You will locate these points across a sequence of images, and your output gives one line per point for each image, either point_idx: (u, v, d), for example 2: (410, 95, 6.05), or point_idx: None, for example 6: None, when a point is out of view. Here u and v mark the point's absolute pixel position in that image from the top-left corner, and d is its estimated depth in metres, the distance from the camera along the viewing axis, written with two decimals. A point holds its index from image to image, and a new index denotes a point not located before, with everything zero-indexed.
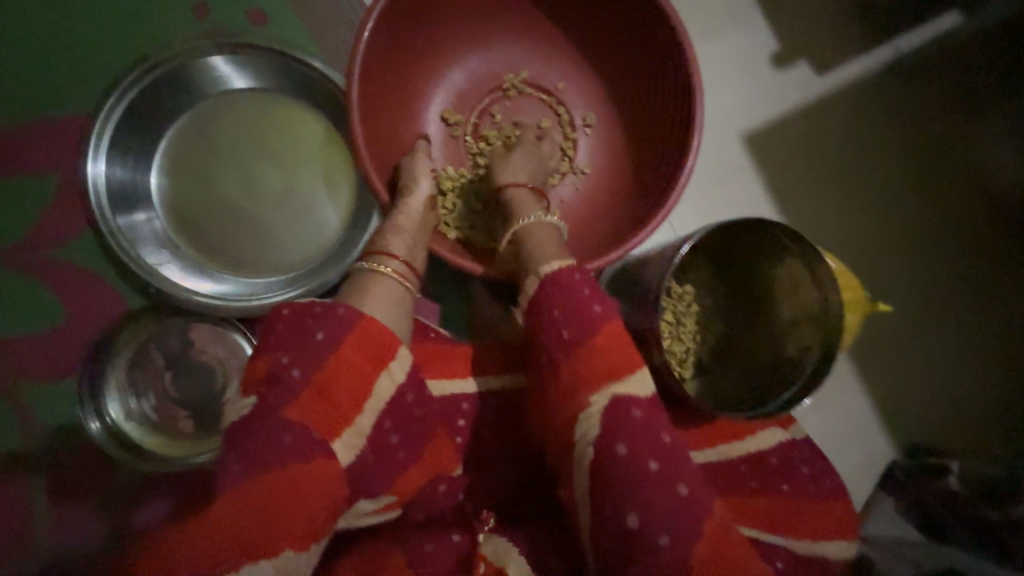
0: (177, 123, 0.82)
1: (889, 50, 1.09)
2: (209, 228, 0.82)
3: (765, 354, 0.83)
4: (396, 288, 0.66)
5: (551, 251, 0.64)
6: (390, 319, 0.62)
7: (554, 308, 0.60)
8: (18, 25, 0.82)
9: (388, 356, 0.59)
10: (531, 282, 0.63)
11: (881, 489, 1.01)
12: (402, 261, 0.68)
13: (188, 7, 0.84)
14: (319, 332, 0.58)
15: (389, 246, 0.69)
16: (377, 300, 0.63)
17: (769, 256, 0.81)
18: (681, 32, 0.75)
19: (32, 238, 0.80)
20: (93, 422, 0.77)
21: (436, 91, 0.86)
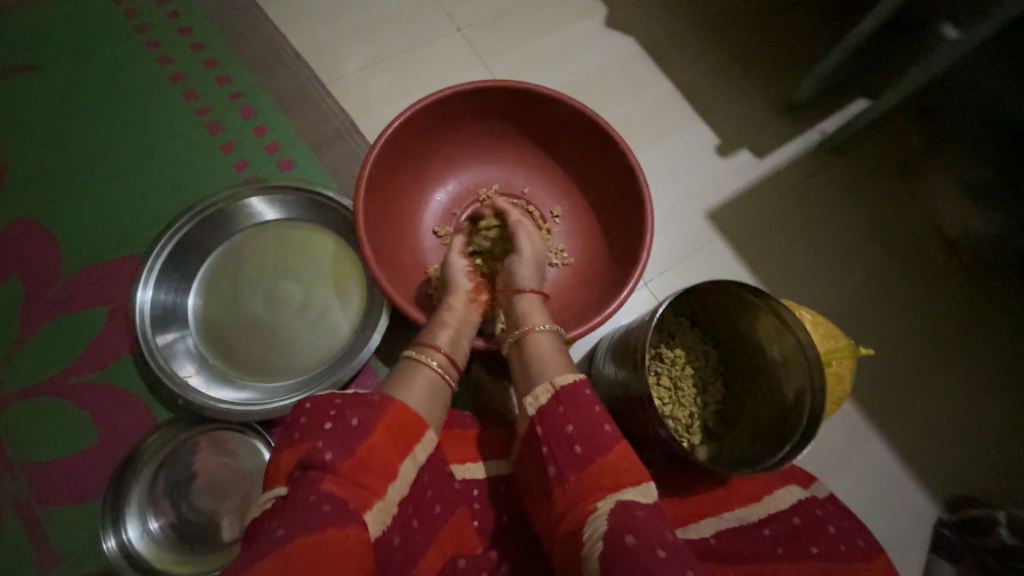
0: (213, 256, 0.95)
1: (815, 134, 1.26)
2: (235, 342, 0.91)
3: (769, 404, 0.84)
4: (429, 379, 0.72)
5: (558, 368, 0.71)
6: (423, 410, 0.68)
7: (575, 442, 0.62)
8: (87, 193, 1.00)
9: (417, 439, 0.65)
10: (544, 392, 0.67)
11: (935, 555, 0.94)
12: (446, 355, 0.76)
13: (228, 164, 1.04)
14: (353, 418, 0.62)
15: (434, 340, 0.78)
16: (413, 391, 0.69)
17: (741, 309, 0.85)
18: (626, 150, 0.95)
19: (78, 364, 0.89)
20: (110, 540, 0.78)
21: (426, 213, 1.02)
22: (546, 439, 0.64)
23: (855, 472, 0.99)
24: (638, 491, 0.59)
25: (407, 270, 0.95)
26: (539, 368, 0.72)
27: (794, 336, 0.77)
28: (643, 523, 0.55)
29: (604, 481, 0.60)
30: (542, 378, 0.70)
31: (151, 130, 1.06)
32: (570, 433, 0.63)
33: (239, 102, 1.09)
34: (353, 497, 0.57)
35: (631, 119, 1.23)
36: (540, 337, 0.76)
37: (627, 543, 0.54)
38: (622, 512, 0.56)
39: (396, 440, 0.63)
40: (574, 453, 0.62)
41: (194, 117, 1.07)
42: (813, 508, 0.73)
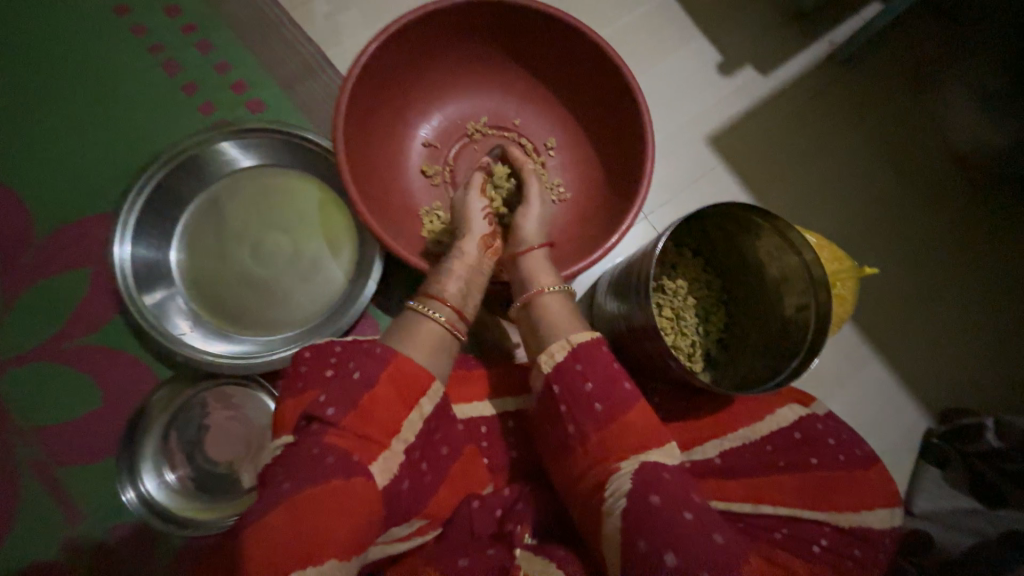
0: (192, 207, 0.90)
1: (823, 45, 1.17)
2: (227, 297, 0.89)
3: (774, 325, 0.83)
4: (433, 332, 0.69)
5: (574, 326, 0.69)
6: (432, 364, 0.66)
7: (595, 401, 0.62)
8: (45, 147, 0.93)
9: (422, 391, 0.63)
10: (559, 348, 0.66)
11: (925, 461, 0.98)
12: (451, 308, 0.72)
13: (194, 108, 0.96)
14: (356, 370, 0.61)
15: (441, 292, 0.74)
16: (419, 346, 0.67)
17: (744, 232, 0.82)
18: (624, 69, 0.88)
19: (67, 330, 0.86)
20: (127, 491, 0.80)
21: (411, 150, 0.96)
22: (563, 392, 0.64)
23: (852, 390, 1.02)
24: (665, 452, 0.60)
25: (398, 212, 0.91)
26: (550, 328, 0.70)
27: (798, 254, 0.75)
28: (669, 485, 0.56)
29: (630, 440, 0.60)
30: (557, 336, 0.68)
31: (102, 73, 0.96)
32: (589, 388, 0.63)
33: (195, 37, 0.98)
34: (359, 449, 0.57)
35: (627, 38, 1.13)
36: (551, 297, 0.74)
37: (653, 502, 0.55)
38: (647, 471, 0.57)
39: (399, 390, 0.61)
40: (594, 411, 0.62)
41: (147, 57, 0.97)
42: (814, 422, 0.74)
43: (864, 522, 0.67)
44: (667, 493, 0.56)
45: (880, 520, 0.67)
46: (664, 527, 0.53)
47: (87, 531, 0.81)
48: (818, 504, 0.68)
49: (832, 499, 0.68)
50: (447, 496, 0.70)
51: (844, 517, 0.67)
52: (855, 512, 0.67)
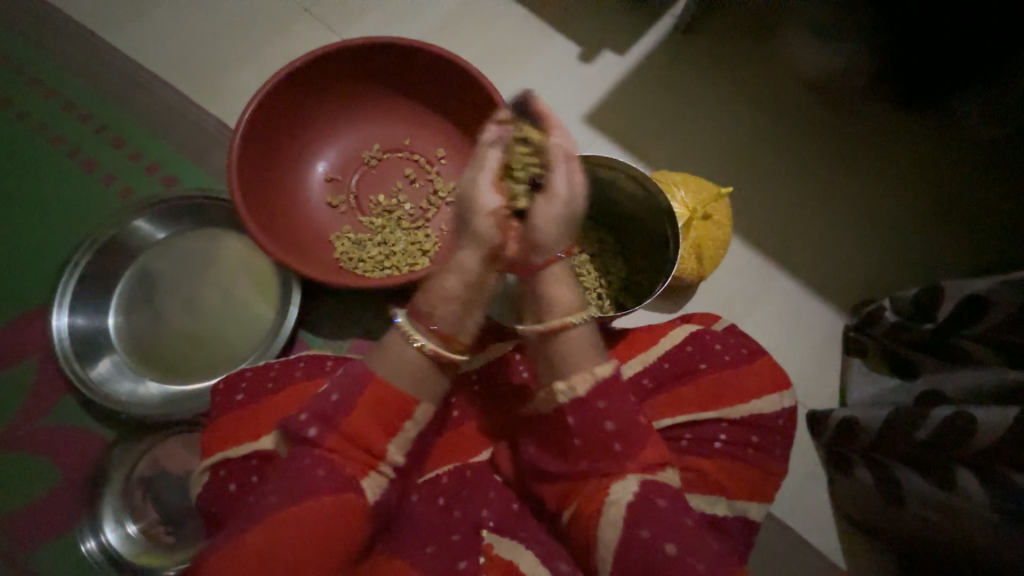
0: (126, 276, 0.99)
1: (669, 19, 1.32)
2: (166, 350, 0.96)
3: (652, 248, 0.94)
4: (421, 358, 0.60)
5: (593, 359, 0.64)
6: (415, 390, 0.61)
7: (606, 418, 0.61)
8: None
9: (408, 414, 0.60)
10: (581, 382, 0.63)
11: (848, 356, 1.04)
12: (440, 338, 0.60)
13: (113, 194, 1.06)
14: (335, 393, 0.60)
15: (431, 314, 0.61)
16: (399, 372, 0.60)
17: (600, 184, 0.94)
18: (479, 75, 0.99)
19: (23, 419, 0.92)
20: (89, 541, 0.85)
21: (313, 187, 1.06)
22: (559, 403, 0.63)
23: (766, 309, 1.08)
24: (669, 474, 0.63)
25: (308, 242, 1.01)
26: (563, 356, 0.64)
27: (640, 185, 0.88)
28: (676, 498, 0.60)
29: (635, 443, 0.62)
30: (573, 367, 0.64)
31: (24, 181, 1.06)
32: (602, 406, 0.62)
33: (106, 134, 1.09)
34: (347, 464, 0.58)
35: (494, 51, 1.26)
36: (574, 332, 0.64)
37: (660, 505, 0.58)
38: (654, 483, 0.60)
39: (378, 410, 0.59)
40: (609, 445, 0.61)
41: (65, 160, 1.07)
42: (703, 335, 0.81)
43: (756, 410, 0.73)
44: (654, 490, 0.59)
45: (770, 405, 0.74)
46: (669, 525, 0.57)
47: None
48: (711, 403, 0.74)
49: (723, 395, 0.74)
50: None
51: (735, 410, 0.73)
52: (746, 402, 0.73)
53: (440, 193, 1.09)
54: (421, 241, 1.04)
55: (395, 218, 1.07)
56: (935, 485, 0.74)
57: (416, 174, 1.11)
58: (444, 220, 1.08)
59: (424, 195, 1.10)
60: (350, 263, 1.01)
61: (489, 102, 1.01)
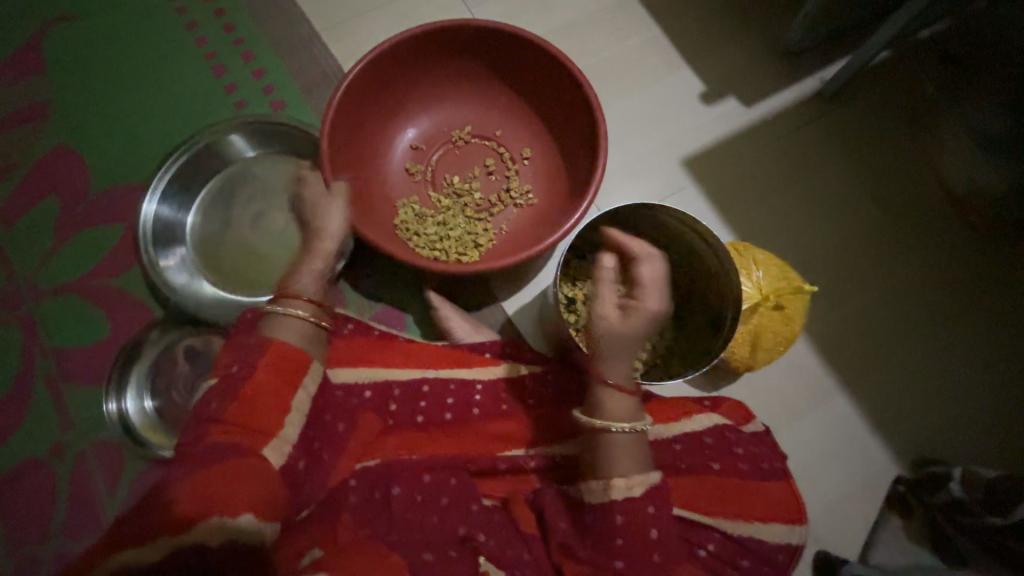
0: (213, 180, 1.07)
1: (813, 82, 1.19)
2: (223, 257, 1.04)
3: (708, 323, 0.85)
4: (304, 326, 0.71)
5: (636, 465, 0.63)
6: (304, 341, 0.70)
7: (651, 526, 0.61)
8: (106, 123, 1.13)
9: (304, 368, 0.69)
10: (639, 483, 0.62)
11: (888, 510, 0.90)
12: (309, 301, 0.74)
13: (229, 103, 1.14)
14: (234, 364, 0.65)
15: (296, 290, 0.75)
16: (287, 333, 0.69)
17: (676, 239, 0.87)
18: (587, 89, 0.96)
19: (96, 273, 1.03)
20: (111, 403, 0.93)
21: (398, 151, 1.09)
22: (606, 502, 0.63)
23: (810, 423, 0.96)
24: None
25: (374, 200, 1.03)
26: (609, 459, 0.64)
27: (719, 257, 0.80)
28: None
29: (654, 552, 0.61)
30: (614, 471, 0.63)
31: (160, 68, 1.16)
32: (661, 519, 0.62)
33: (240, 48, 1.17)
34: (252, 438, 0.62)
35: (614, 66, 1.21)
36: (619, 439, 0.64)
37: None
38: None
39: (279, 374, 0.66)
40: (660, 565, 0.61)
41: (202, 61, 1.16)
42: (727, 432, 0.74)
43: (758, 533, 0.66)
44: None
45: (774, 534, 0.66)
46: None
47: (77, 441, 0.95)
48: (711, 509, 0.66)
49: (732, 507, 0.67)
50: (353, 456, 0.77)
51: (735, 525, 0.66)
52: (750, 522, 0.66)
53: (512, 192, 1.07)
54: (478, 234, 1.04)
55: (461, 203, 1.07)
56: None
57: (496, 166, 1.10)
58: (506, 219, 1.07)
59: (496, 189, 1.09)
60: (407, 233, 1.03)
61: (591, 121, 0.97)
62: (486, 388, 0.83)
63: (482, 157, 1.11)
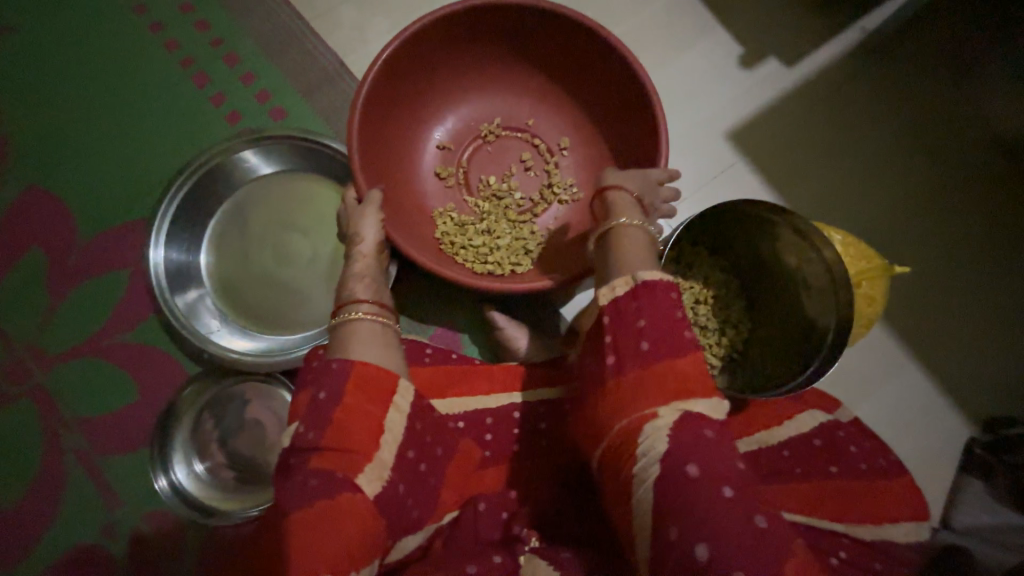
0: (220, 212, 0.95)
1: (856, 32, 1.11)
2: (249, 297, 0.93)
3: (793, 315, 0.82)
4: (374, 327, 0.66)
5: (643, 262, 0.56)
6: (378, 351, 0.63)
7: (643, 337, 0.50)
8: (83, 155, 0.99)
9: (393, 388, 0.60)
10: (622, 283, 0.53)
11: (967, 473, 0.92)
12: (372, 302, 0.68)
13: (220, 116, 1.00)
14: (321, 392, 0.59)
15: (354, 293, 0.69)
16: (360, 343, 0.63)
17: (759, 231, 0.83)
18: (634, 64, 0.86)
19: (109, 329, 0.92)
20: (161, 480, 0.86)
21: (424, 155, 0.98)
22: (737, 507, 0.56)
23: (885, 398, 0.96)
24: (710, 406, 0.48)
25: (408, 214, 0.92)
26: (615, 259, 0.58)
27: (818, 250, 0.76)
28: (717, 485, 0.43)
29: (669, 386, 0.48)
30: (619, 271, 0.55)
31: (134, 82, 1.01)
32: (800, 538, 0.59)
33: (222, 50, 1.01)
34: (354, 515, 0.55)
35: (643, 33, 1.10)
36: (627, 236, 0.60)
37: None
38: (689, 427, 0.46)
39: (369, 402, 0.58)
40: None
41: (179, 69, 1.01)
42: (835, 430, 0.72)
43: (889, 535, 0.64)
44: (710, 462, 0.44)
45: (905, 534, 0.64)
46: None
47: (127, 515, 0.88)
48: (842, 515, 0.64)
49: (862, 511, 0.64)
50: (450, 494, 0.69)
51: (866, 529, 0.63)
52: (882, 525, 0.64)
53: (556, 187, 0.98)
54: (527, 238, 0.95)
55: (501, 205, 0.97)
56: None
57: (533, 161, 1.00)
58: (553, 217, 0.98)
59: (537, 186, 1.00)
60: (451, 247, 0.93)
61: (643, 103, 0.88)
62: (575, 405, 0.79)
63: (517, 151, 1.01)
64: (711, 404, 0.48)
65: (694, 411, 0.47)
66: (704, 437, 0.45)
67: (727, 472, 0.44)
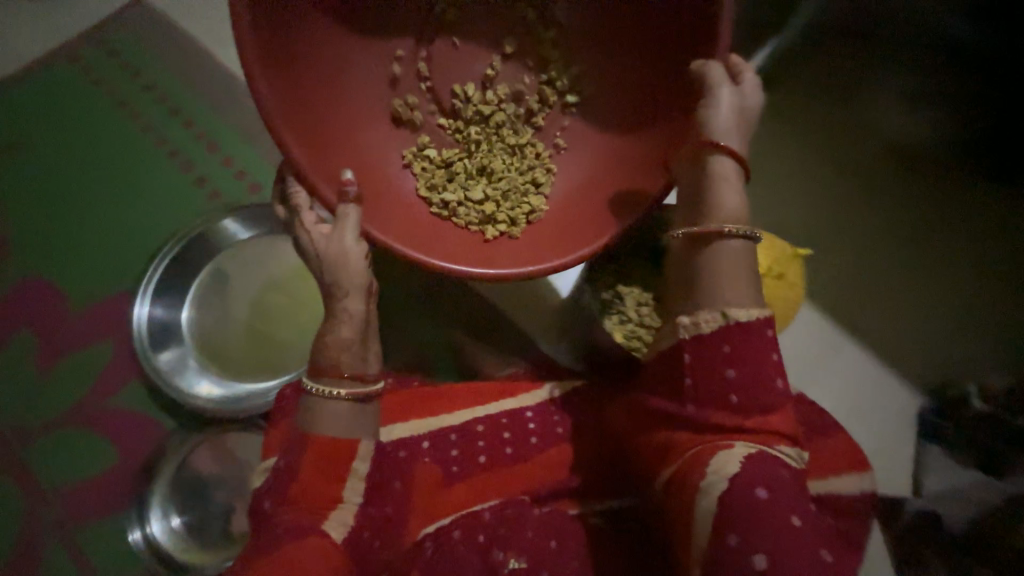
0: (201, 274, 1.02)
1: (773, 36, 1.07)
2: (231, 348, 0.99)
3: None
4: (345, 404, 0.63)
5: (735, 291, 0.57)
6: (348, 429, 0.63)
7: (732, 390, 0.55)
8: (75, 241, 1.09)
9: (352, 456, 0.63)
10: (709, 320, 0.57)
11: (923, 440, 0.95)
12: (350, 377, 0.63)
13: (201, 195, 1.12)
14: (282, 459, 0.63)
15: (331, 360, 0.63)
16: (330, 420, 0.62)
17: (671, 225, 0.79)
18: None
19: (91, 398, 0.97)
20: (134, 532, 0.91)
21: (372, 78, 0.78)
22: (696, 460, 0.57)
23: (833, 378, 1.00)
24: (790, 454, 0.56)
25: (384, 171, 0.77)
26: (706, 285, 0.58)
27: None
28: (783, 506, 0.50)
29: (755, 428, 0.55)
30: (713, 304, 0.57)
31: (121, 175, 1.14)
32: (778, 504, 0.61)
33: (202, 139, 1.16)
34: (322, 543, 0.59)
35: None
36: (724, 250, 0.59)
37: None
38: (765, 463, 0.53)
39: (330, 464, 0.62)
40: None
41: (163, 160, 1.14)
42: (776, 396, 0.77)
43: (835, 487, 0.67)
44: (776, 489, 0.51)
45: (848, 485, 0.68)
46: None
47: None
48: None
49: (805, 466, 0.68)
50: (418, 512, 0.73)
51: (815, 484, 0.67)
52: (825, 478, 0.68)
53: (554, 92, 0.80)
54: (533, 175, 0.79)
55: (481, 132, 0.79)
56: None
57: (517, 58, 0.81)
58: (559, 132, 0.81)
59: (529, 94, 0.81)
60: (443, 210, 0.78)
61: None
62: (533, 416, 0.81)
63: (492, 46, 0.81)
64: (792, 452, 0.56)
65: (769, 452, 0.54)
66: (780, 473, 0.52)
67: (792, 503, 0.51)
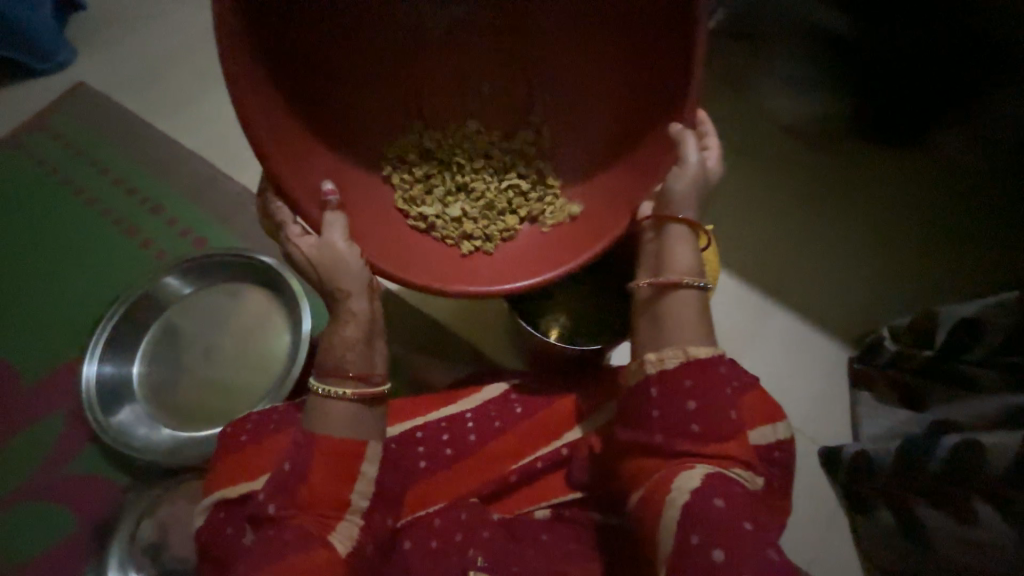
0: (152, 329, 1.06)
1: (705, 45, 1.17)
2: (181, 398, 1.02)
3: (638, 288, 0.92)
4: (348, 405, 0.65)
5: (694, 334, 0.62)
6: (353, 429, 0.64)
7: (693, 421, 0.57)
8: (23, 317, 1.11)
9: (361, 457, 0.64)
10: (672, 356, 0.61)
11: (856, 389, 1.01)
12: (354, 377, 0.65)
13: (148, 256, 1.16)
14: (286, 463, 0.63)
15: (336, 361, 0.65)
16: (333, 420, 0.64)
17: None
18: None
19: (46, 469, 0.97)
20: None
21: (350, 79, 0.73)
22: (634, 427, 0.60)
23: (765, 344, 1.06)
24: (749, 478, 0.57)
25: (364, 186, 0.75)
26: (670, 326, 0.63)
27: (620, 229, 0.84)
28: (743, 525, 0.50)
29: (714, 449, 0.57)
30: (673, 342, 0.62)
31: (68, 247, 1.17)
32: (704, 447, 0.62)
33: (147, 204, 1.21)
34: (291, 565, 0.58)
35: None
36: (682, 296, 0.64)
37: None
38: (721, 481, 0.54)
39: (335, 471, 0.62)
40: None
41: (108, 228, 1.19)
42: None
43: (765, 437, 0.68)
44: (733, 499, 0.52)
45: None
46: None
47: None
48: None
49: None
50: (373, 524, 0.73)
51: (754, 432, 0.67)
52: None
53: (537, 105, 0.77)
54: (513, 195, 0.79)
55: (460, 151, 0.80)
56: (955, 520, 0.78)
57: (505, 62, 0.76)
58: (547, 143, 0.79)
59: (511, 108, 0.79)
60: (422, 221, 0.77)
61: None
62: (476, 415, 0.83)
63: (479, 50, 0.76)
64: (747, 476, 0.57)
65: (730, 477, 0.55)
66: (734, 490, 0.54)
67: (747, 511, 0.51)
